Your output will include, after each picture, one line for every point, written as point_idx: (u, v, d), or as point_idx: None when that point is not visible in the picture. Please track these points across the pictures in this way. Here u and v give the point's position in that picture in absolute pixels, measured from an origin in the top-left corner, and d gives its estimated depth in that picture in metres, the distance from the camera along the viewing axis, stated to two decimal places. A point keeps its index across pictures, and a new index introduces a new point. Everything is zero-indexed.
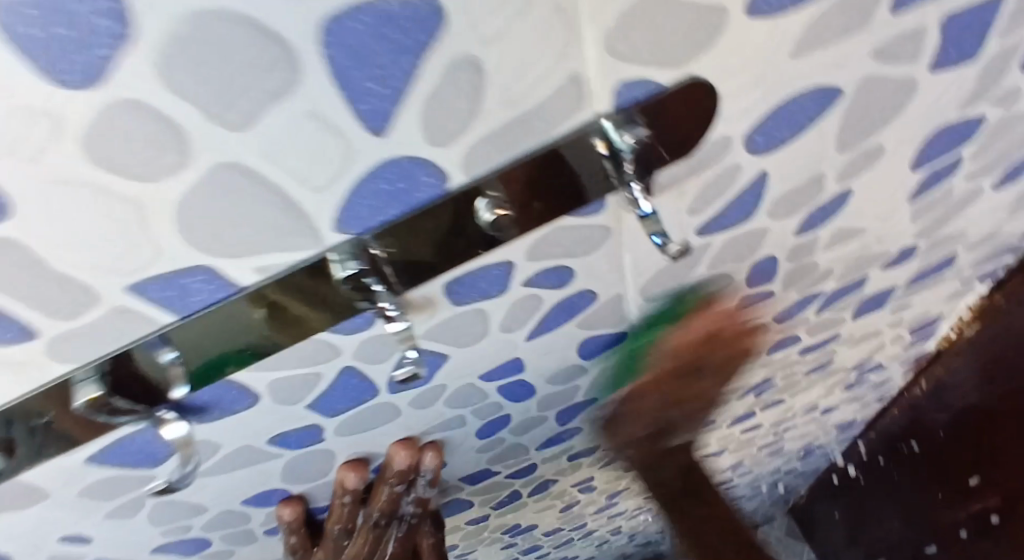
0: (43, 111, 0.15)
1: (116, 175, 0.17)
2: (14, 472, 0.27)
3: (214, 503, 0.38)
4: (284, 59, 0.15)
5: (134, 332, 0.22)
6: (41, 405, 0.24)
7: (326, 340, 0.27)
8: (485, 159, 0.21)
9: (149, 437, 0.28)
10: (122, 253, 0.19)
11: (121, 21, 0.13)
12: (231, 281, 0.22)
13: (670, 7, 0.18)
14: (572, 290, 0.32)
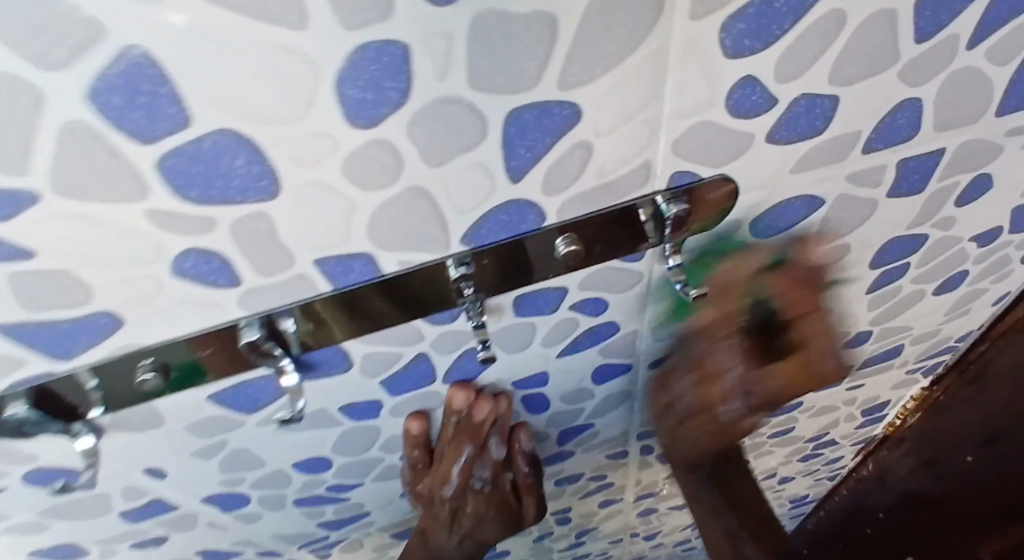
0: (332, 139, 0.23)
1: (351, 183, 0.25)
2: (159, 394, 0.34)
3: (271, 463, 0.45)
4: (481, 126, 0.24)
5: (295, 295, 0.30)
6: (207, 341, 0.31)
7: (418, 328, 0.35)
8: (574, 208, 0.30)
9: (264, 383, 0.35)
10: (324, 235, 0.27)
11: (404, 95, 0.22)
12: (378, 268, 0.29)
13: (718, 129, 0.28)
14: (602, 320, 0.40)
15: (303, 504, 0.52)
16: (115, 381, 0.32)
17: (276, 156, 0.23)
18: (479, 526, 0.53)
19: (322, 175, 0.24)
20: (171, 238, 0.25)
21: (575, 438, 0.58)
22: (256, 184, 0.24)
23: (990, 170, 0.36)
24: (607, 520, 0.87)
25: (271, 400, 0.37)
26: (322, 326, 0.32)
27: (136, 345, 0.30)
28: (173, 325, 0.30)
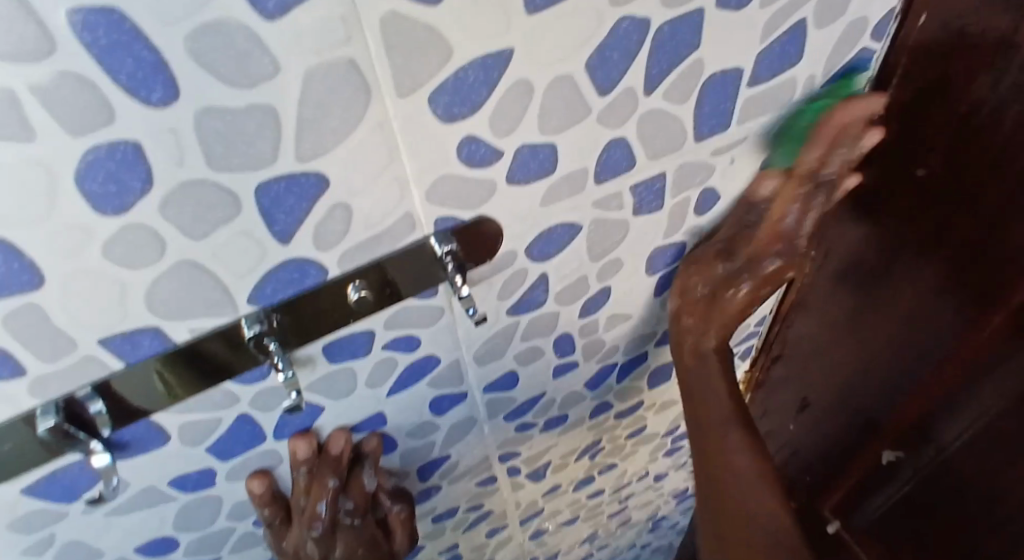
0: (85, 229, 0.25)
1: (117, 265, 0.27)
2: None
3: (110, 552, 0.44)
4: (233, 201, 0.27)
5: (90, 375, 0.31)
6: (5, 434, 0.31)
7: (229, 389, 0.37)
8: (353, 258, 0.33)
9: (79, 466, 0.36)
10: (104, 315, 0.29)
11: (147, 182, 0.25)
12: (170, 338, 0.31)
13: (461, 178, 0.33)
14: (420, 354, 0.44)
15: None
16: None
17: (33, 250, 0.25)
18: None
19: (85, 264, 0.26)
20: None
21: (437, 472, 0.60)
22: (19, 279, 0.25)
23: (712, 181, 0.43)
24: (501, 549, 0.90)
25: (89, 486, 0.37)
26: (125, 403, 0.33)
27: None
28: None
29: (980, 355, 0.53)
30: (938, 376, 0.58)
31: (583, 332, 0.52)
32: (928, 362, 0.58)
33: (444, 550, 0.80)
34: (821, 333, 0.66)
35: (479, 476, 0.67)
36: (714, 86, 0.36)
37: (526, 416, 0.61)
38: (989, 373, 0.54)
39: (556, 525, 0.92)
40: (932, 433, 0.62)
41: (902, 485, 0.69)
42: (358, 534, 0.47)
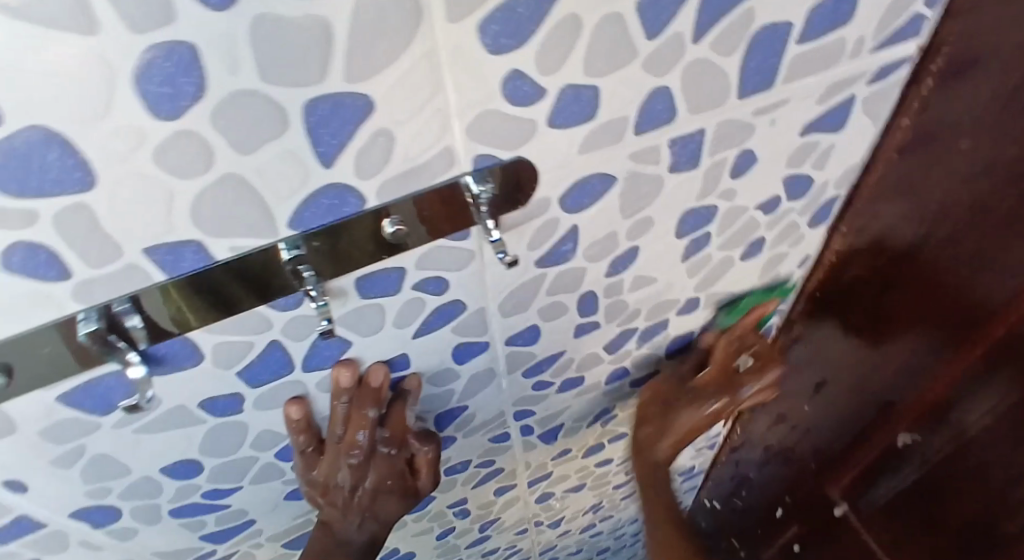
0: (136, 133, 0.26)
1: (165, 173, 0.27)
2: (6, 396, 0.34)
3: (136, 470, 0.45)
4: (280, 117, 0.28)
5: (133, 285, 0.32)
6: (48, 338, 0.32)
7: (264, 314, 0.37)
8: (391, 191, 0.34)
9: (115, 378, 0.37)
10: (148, 223, 0.29)
11: (200, 89, 0.25)
12: (211, 254, 0.32)
13: (502, 116, 0.33)
14: (447, 298, 0.44)
15: (177, 517, 0.52)
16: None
17: (86, 149, 0.25)
18: (362, 535, 0.54)
19: (135, 167, 0.27)
20: None
21: (453, 423, 0.61)
22: (71, 177, 0.26)
23: (750, 145, 0.43)
24: (508, 509, 0.91)
25: (123, 398, 0.38)
26: (163, 319, 0.34)
27: None
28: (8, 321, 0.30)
29: (1002, 337, 0.54)
30: (952, 363, 0.59)
31: (608, 292, 0.53)
32: (940, 347, 0.59)
33: (453, 505, 0.81)
34: (840, 342, 0.68)
35: (494, 431, 0.68)
36: (762, 42, 0.36)
37: (544, 374, 0.61)
38: (998, 365, 0.56)
39: (563, 490, 0.94)
40: (950, 412, 0.62)
41: (907, 477, 0.70)
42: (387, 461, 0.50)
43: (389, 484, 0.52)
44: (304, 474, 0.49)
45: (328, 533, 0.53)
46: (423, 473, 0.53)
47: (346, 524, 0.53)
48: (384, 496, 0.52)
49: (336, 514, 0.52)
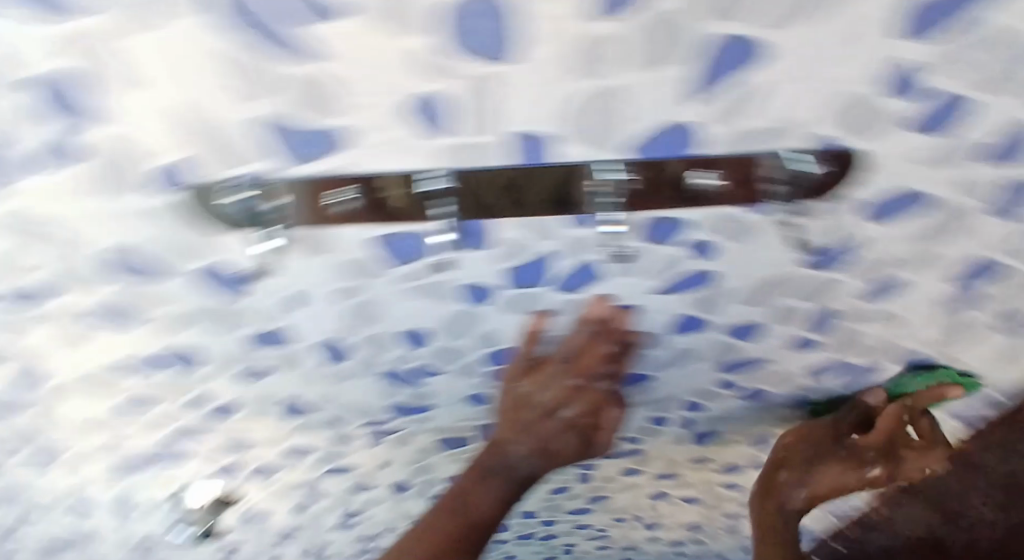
0: (570, 26, 0.26)
1: (566, 70, 0.28)
2: (330, 226, 0.37)
3: (383, 326, 0.48)
4: (689, 46, 0.28)
5: (476, 160, 0.34)
6: (393, 184, 0.35)
7: (555, 224, 0.38)
8: (730, 143, 0.33)
9: (415, 241, 0.39)
10: (522, 109, 0.30)
11: (647, 0, 0.26)
12: (552, 152, 0.33)
13: (875, 107, 0.31)
14: (705, 266, 0.43)
15: (377, 379, 0.56)
16: (300, 194, 0.35)
17: (524, 28, 0.26)
18: (528, 464, 0.56)
19: (550, 57, 0.28)
20: (408, 83, 0.28)
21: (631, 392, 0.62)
22: (499, 51, 0.27)
23: None
24: (621, 491, 0.92)
25: (410, 261, 0.41)
26: (475, 197, 0.36)
27: (332, 174, 0.34)
28: (373, 157, 0.33)
29: None
30: None
31: (849, 316, 0.51)
32: None
33: (580, 466, 0.83)
34: None
35: (657, 411, 0.67)
36: None
37: (737, 374, 0.59)
38: None
39: (678, 496, 0.93)
40: None
41: None
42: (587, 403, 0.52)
43: (577, 426, 0.53)
44: (509, 386, 0.52)
45: (501, 450, 0.55)
46: (608, 426, 0.54)
47: (518, 446, 0.54)
48: (567, 435, 0.54)
49: (515, 434, 0.54)
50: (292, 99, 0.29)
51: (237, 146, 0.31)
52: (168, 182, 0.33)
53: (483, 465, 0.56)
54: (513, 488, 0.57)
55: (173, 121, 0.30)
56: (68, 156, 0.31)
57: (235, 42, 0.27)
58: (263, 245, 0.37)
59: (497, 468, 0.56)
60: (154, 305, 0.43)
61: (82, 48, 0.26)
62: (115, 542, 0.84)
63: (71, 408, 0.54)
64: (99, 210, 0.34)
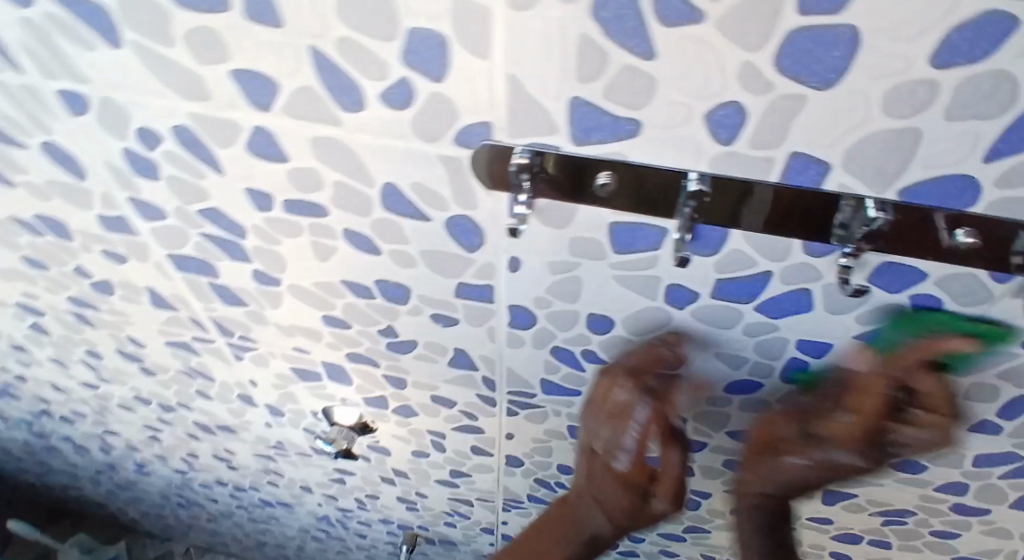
0: (908, 71, 0.27)
1: (877, 105, 0.29)
2: (574, 200, 0.38)
3: (579, 308, 0.49)
4: (1009, 104, 0.28)
5: (744, 171, 0.34)
6: (650, 176, 0.35)
7: (791, 247, 0.38)
8: (1003, 207, 0.33)
9: (643, 232, 0.40)
10: (814, 136, 0.31)
11: (991, 54, 0.26)
12: (823, 180, 0.33)
13: None
14: (921, 323, 0.42)
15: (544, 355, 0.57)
16: (564, 175, 0.37)
17: (857, 59, 0.27)
18: (594, 526, 0.56)
19: (867, 91, 0.28)
20: (718, 89, 0.30)
21: None
22: (823, 76, 0.28)
23: None
24: (715, 530, 0.90)
25: (628, 252, 0.41)
26: (723, 209, 0.36)
27: (600, 155, 0.35)
28: (651, 157, 0.34)
29: None
30: None
31: None
32: None
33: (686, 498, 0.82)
34: None
35: None
36: None
37: None
38: None
39: None
40: None
41: None
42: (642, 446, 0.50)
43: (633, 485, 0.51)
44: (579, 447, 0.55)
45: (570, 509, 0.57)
46: (670, 485, 0.52)
47: (591, 515, 0.55)
48: (619, 488, 0.52)
49: (584, 501, 0.55)
50: (605, 90, 0.31)
51: (537, 121, 0.34)
52: (465, 141, 0.37)
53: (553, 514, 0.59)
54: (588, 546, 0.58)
55: (491, 90, 0.33)
56: (395, 104, 0.36)
57: (577, 31, 0.29)
58: (514, 214, 0.41)
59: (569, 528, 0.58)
60: (395, 241, 0.48)
61: (444, 17, 0.30)
62: (267, 427, 0.95)
63: (284, 310, 0.62)
64: (399, 152, 0.40)
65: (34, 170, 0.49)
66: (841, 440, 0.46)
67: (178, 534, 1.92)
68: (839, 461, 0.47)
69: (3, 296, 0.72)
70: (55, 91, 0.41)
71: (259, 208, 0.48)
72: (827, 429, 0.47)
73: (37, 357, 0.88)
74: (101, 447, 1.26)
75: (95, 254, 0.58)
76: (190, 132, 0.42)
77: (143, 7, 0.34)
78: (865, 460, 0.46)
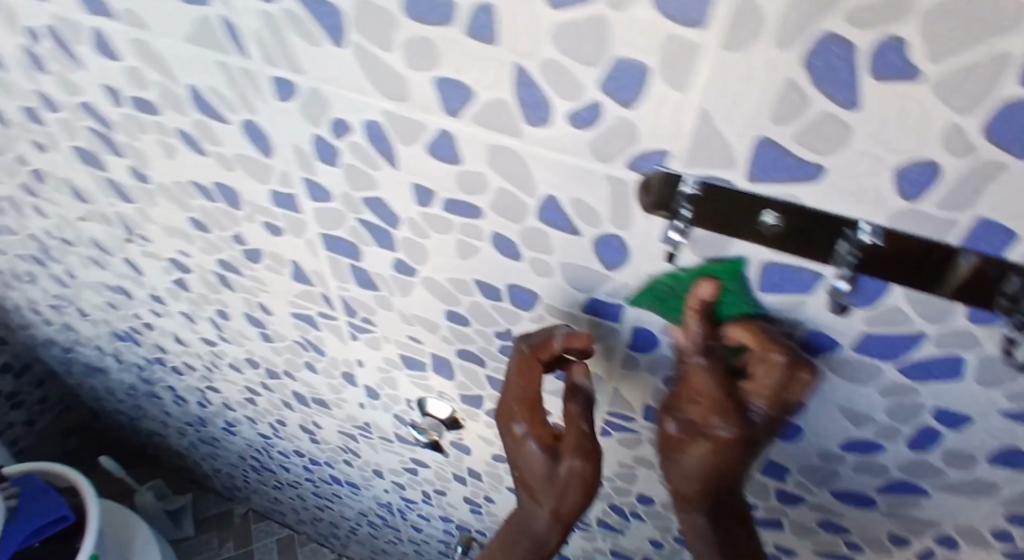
0: None
1: None
2: (736, 236, 0.40)
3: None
4: None
5: (924, 230, 0.35)
6: (824, 223, 0.37)
7: (954, 312, 0.39)
8: None
9: (800, 277, 0.41)
10: (1008, 204, 0.32)
11: None
12: (1006, 248, 0.34)
13: None
14: None
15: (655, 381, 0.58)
16: (731, 210, 0.38)
17: None
18: (536, 525, 0.58)
19: None
20: (919, 147, 0.31)
21: (886, 503, 0.59)
22: None
23: None
24: None
25: (779, 294, 0.42)
26: (887, 263, 0.37)
27: (776, 196, 0.36)
28: (825, 203, 0.36)
29: None
30: None
31: None
32: None
33: None
34: None
35: (905, 534, 0.62)
36: None
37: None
38: None
39: None
40: None
41: None
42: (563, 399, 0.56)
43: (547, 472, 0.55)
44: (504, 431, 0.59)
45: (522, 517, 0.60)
46: (574, 439, 0.54)
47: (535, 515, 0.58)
48: (540, 461, 0.55)
49: (524, 500, 0.58)
50: (796, 133, 0.33)
51: (717, 155, 0.36)
52: (639, 167, 0.39)
53: (520, 520, 0.60)
54: (543, 550, 0.59)
55: (679, 122, 0.35)
56: (580, 124, 0.38)
57: (784, 77, 0.31)
58: (669, 241, 0.42)
59: (522, 533, 0.59)
60: (539, 251, 0.51)
61: (652, 50, 0.32)
62: (359, 407, 0.99)
63: (412, 300, 0.66)
64: (568, 170, 0.42)
65: (228, 143, 0.55)
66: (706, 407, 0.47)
67: (241, 496, 2.01)
68: (722, 434, 0.46)
69: (158, 250, 0.80)
70: (269, 77, 0.46)
71: (420, 203, 0.52)
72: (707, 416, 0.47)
73: (169, 309, 0.96)
74: (198, 401, 1.35)
75: (256, 224, 0.64)
76: (380, 128, 0.46)
77: (373, 15, 0.38)
78: (734, 428, 0.46)
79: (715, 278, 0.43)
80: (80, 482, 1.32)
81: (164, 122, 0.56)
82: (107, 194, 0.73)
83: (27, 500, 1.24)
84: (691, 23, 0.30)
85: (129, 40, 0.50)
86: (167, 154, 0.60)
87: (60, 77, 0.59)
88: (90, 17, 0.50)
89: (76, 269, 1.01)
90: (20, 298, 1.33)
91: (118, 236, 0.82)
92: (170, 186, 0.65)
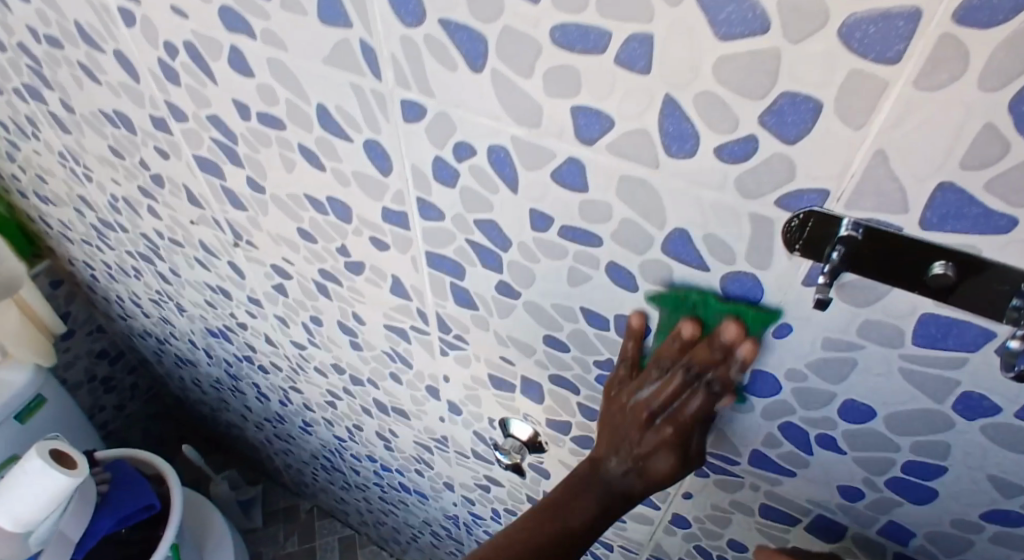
0: None
1: None
2: (894, 283, 0.37)
3: (838, 392, 0.47)
4: None
5: None
6: (1006, 278, 0.34)
7: None
8: None
9: (964, 329, 0.38)
10: None
11: None
12: None
13: None
14: None
15: (767, 428, 0.55)
16: (893, 256, 0.36)
17: None
18: (619, 483, 0.55)
19: None
20: None
21: None
22: None
23: None
24: None
25: (937, 345, 0.40)
26: None
27: (949, 243, 0.34)
28: (1008, 255, 0.33)
29: None
30: None
31: None
32: None
33: None
34: None
35: None
36: None
37: None
38: None
39: None
40: None
41: None
42: (695, 406, 0.49)
43: (642, 449, 0.52)
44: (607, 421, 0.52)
45: (568, 500, 0.55)
46: (630, 415, 0.53)
47: (615, 465, 0.55)
48: (636, 431, 0.52)
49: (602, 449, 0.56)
50: (989, 181, 0.31)
51: (887, 199, 0.34)
52: (789, 206, 0.37)
53: (580, 477, 0.57)
54: (565, 527, 0.55)
55: (848, 161, 0.33)
56: (729, 159, 0.37)
57: (982, 120, 0.29)
58: (816, 283, 0.40)
59: (596, 483, 0.56)
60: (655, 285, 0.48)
61: (830, 85, 0.31)
62: (438, 420, 0.98)
63: (510, 322, 0.65)
64: (707, 204, 0.40)
65: (348, 160, 0.56)
66: (664, 442, 0.51)
67: (308, 491, 2.04)
68: (659, 464, 0.52)
69: (263, 256, 0.83)
70: (399, 100, 0.47)
71: (534, 227, 0.51)
72: (649, 439, 0.52)
73: (264, 312, 1.00)
74: (280, 399, 1.38)
75: (363, 238, 0.66)
76: (505, 153, 0.46)
77: (518, 41, 0.38)
78: (675, 459, 0.52)
79: (740, 320, 0.45)
80: (164, 469, 1.37)
81: (287, 136, 0.59)
82: (222, 201, 0.77)
83: (119, 486, 1.30)
84: (884, 60, 0.29)
85: (265, 58, 0.52)
86: (286, 168, 0.63)
87: (192, 91, 0.62)
88: (230, 35, 0.52)
89: (180, 268, 1.06)
90: (124, 291, 1.41)
91: (227, 241, 0.86)
92: (283, 198, 0.68)
